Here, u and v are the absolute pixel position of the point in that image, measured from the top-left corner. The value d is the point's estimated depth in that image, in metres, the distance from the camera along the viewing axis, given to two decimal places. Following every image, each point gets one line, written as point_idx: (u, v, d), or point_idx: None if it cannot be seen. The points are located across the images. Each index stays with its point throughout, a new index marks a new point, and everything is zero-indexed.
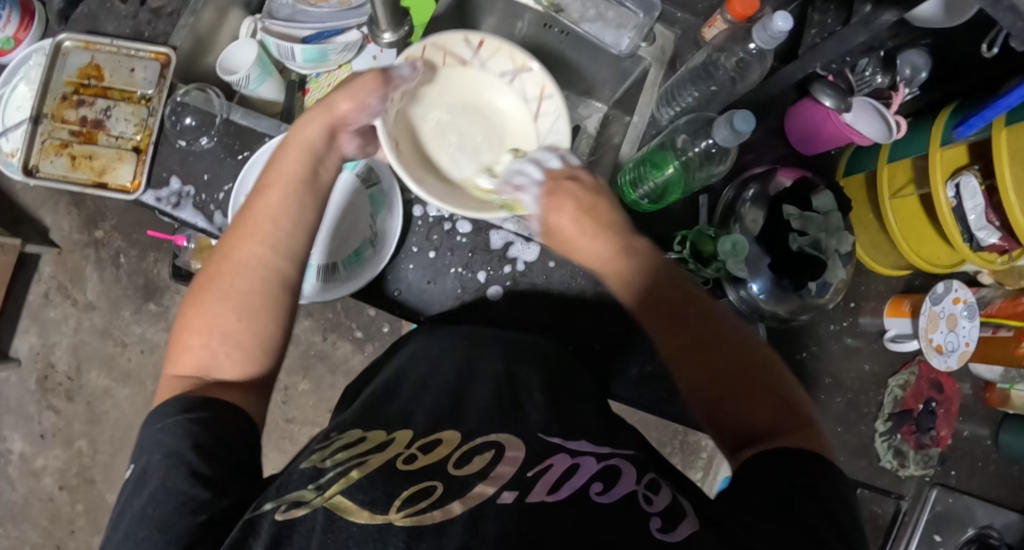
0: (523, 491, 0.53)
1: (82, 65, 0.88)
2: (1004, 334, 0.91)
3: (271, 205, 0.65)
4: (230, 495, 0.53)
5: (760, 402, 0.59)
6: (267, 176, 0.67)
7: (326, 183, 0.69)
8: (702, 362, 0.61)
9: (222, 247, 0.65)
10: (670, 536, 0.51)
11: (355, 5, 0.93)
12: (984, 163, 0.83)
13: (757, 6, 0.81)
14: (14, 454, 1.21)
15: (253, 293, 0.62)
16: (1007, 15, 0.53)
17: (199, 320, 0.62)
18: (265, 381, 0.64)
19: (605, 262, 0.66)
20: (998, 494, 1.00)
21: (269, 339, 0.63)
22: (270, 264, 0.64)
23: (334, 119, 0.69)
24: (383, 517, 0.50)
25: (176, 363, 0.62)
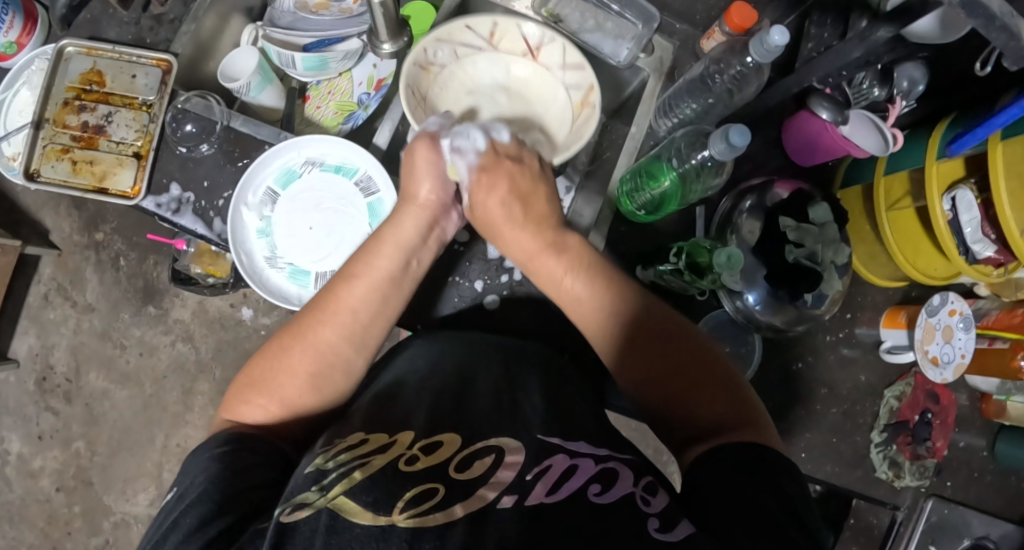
0: (523, 494, 0.54)
1: (84, 70, 0.88)
2: (999, 345, 0.91)
3: (353, 295, 0.69)
4: (240, 501, 0.55)
5: (704, 397, 0.63)
6: (356, 264, 0.71)
7: (409, 268, 0.73)
8: (650, 372, 0.66)
9: (299, 322, 0.69)
10: (668, 536, 0.51)
11: (357, 13, 0.94)
12: (981, 176, 0.83)
13: (755, 18, 0.82)
14: (12, 454, 1.21)
15: (318, 368, 0.68)
16: (1000, 34, 0.53)
17: (264, 384, 0.67)
18: (312, 435, 0.69)
19: (542, 262, 0.71)
20: (994, 505, 1.00)
21: (326, 408, 0.69)
22: (343, 348, 0.68)
23: (421, 208, 0.73)
24: (385, 520, 0.51)
25: (234, 412, 0.67)
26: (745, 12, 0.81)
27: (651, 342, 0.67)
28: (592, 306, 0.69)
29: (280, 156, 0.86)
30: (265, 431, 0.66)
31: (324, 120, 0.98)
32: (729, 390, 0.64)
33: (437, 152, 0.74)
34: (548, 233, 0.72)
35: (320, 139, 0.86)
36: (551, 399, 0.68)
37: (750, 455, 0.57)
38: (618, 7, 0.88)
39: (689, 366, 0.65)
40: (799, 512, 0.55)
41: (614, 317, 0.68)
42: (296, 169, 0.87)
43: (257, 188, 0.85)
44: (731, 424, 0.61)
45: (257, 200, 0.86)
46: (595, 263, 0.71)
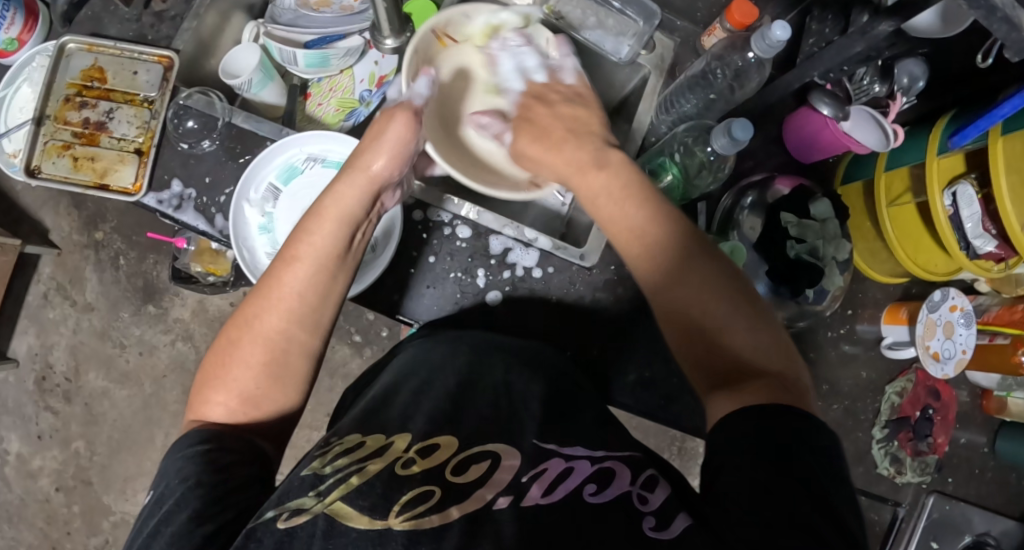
0: (519, 495, 0.53)
1: (86, 67, 0.88)
2: (1000, 341, 0.91)
3: (297, 279, 0.65)
4: (234, 507, 0.54)
5: (751, 334, 0.61)
6: (296, 244, 0.66)
7: (352, 245, 0.68)
8: (705, 315, 0.63)
9: (246, 306, 0.65)
10: (665, 534, 0.51)
11: (358, 10, 0.95)
12: (981, 172, 0.84)
13: (756, 15, 0.84)
14: (10, 454, 1.21)
15: (273, 356, 0.64)
16: (1000, 26, 0.53)
17: (222, 378, 0.63)
18: (282, 429, 0.66)
19: (587, 184, 0.70)
20: (994, 501, 1.00)
21: (287, 401, 0.65)
22: (295, 333, 0.65)
23: (366, 190, 0.68)
24: (382, 523, 0.51)
25: (199, 410, 0.64)
26: (746, 9, 0.83)
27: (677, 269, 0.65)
28: (643, 239, 0.66)
29: (282, 153, 0.86)
30: (229, 429, 0.62)
31: (325, 116, 0.98)
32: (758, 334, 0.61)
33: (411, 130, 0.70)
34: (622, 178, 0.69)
35: (320, 136, 0.86)
36: (552, 403, 0.68)
37: (777, 414, 0.54)
38: (619, 4, 0.88)
39: (724, 297, 0.63)
40: (821, 488, 0.51)
41: (631, 227, 0.68)
42: (299, 166, 0.86)
43: (259, 184, 0.85)
44: (774, 376, 0.59)
45: (259, 196, 0.85)
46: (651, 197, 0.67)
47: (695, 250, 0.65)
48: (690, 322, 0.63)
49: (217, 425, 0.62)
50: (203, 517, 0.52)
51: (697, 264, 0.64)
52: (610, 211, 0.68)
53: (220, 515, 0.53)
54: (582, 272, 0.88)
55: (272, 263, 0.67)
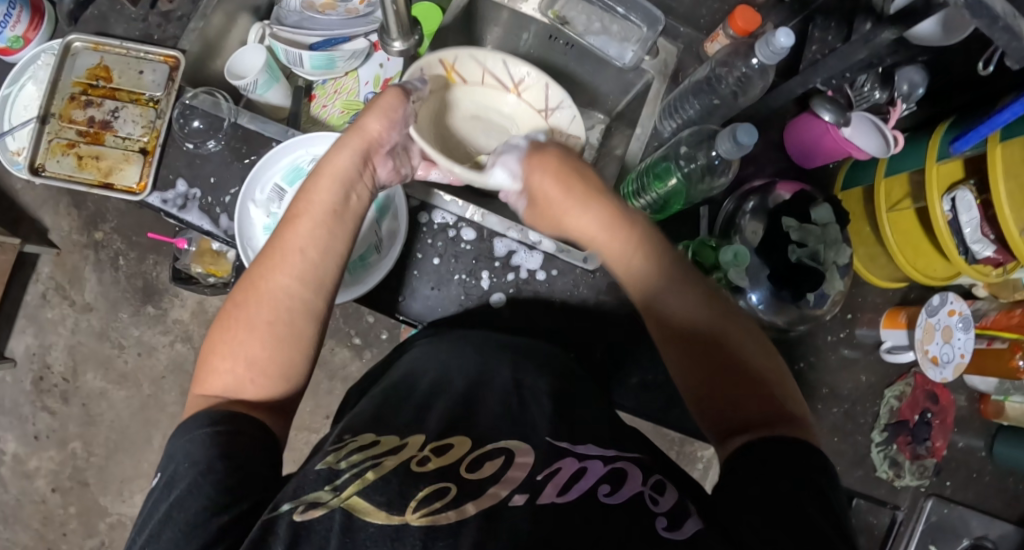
0: (534, 493, 0.53)
1: (91, 66, 0.89)
2: (998, 345, 0.92)
3: (299, 237, 0.67)
4: (250, 497, 0.54)
5: (767, 389, 0.62)
6: (298, 203, 0.68)
7: (352, 205, 0.70)
8: (716, 367, 0.63)
9: (252, 273, 0.66)
10: (677, 534, 0.52)
11: (363, 13, 0.95)
12: (980, 177, 0.85)
13: (759, 22, 0.84)
14: (6, 454, 1.20)
15: (278, 316, 0.64)
16: (1002, 35, 0.52)
17: (227, 345, 0.64)
18: (289, 404, 0.65)
19: (606, 239, 0.68)
20: (992, 505, 1.01)
21: (295, 363, 0.65)
22: (298, 291, 0.65)
23: (360, 151, 0.70)
24: (400, 519, 0.50)
25: (205, 386, 0.64)
26: (748, 16, 0.83)
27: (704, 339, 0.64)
28: (656, 293, 0.66)
29: (289, 153, 0.86)
30: (234, 400, 0.62)
31: (330, 119, 0.98)
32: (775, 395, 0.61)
33: (404, 105, 0.71)
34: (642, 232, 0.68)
35: (326, 136, 0.85)
36: (560, 397, 0.68)
37: (795, 452, 0.55)
38: (623, 10, 0.88)
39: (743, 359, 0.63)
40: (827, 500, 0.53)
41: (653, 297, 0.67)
42: (305, 167, 0.86)
43: (264, 185, 0.85)
44: (785, 422, 0.59)
45: (264, 197, 0.85)
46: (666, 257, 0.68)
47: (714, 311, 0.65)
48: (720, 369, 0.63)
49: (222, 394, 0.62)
50: (218, 507, 0.52)
51: (716, 328, 0.64)
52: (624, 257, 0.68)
53: (236, 505, 0.53)
54: (585, 275, 0.89)
55: (277, 227, 0.68)
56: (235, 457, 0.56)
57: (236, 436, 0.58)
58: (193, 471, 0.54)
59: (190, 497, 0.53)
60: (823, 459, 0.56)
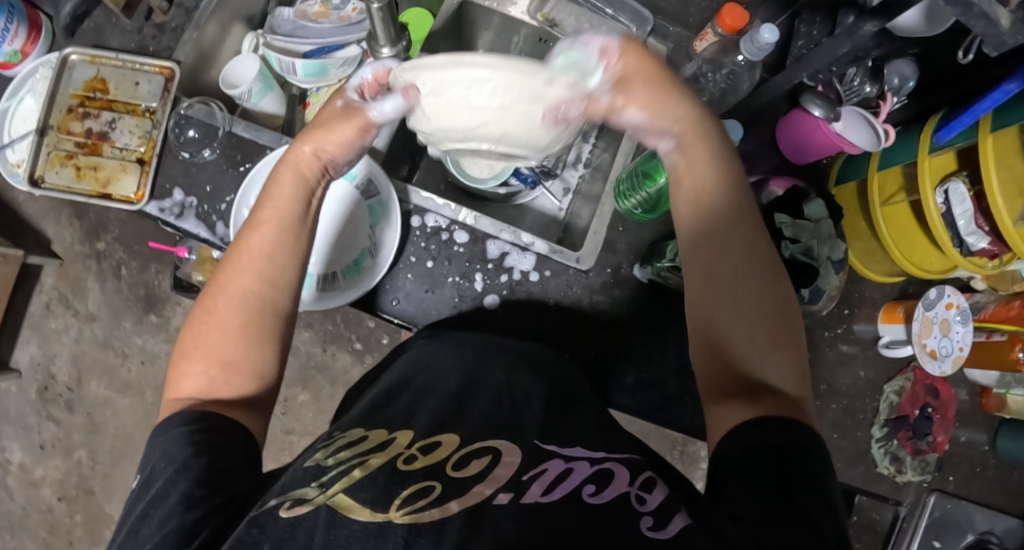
0: (519, 492, 0.53)
1: (88, 78, 0.90)
2: (998, 338, 0.92)
3: (263, 241, 0.67)
4: (224, 492, 0.55)
5: (779, 356, 0.62)
6: (262, 209, 0.69)
7: (312, 208, 0.70)
8: (742, 320, 0.63)
9: (219, 276, 0.67)
10: (661, 534, 0.51)
11: (355, 21, 0.96)
12: (973, 169, 0.85)
13: (747, 18, 0.82)
14: (13, 464, 1.22)
15: (248, 317, 0.65)
16: (977, 22, 0.53)
17: (197, 349, 0.64)
18: (265, 400, 0.66)
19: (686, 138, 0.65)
20: (997, 499, 0.99)
21: (265, 363, 0.66)
22: (265, 291, 0.66)
23: (313, 158, 0.70)
24: (383, 516, 0.51)
25: (177, 389, 0.64)
26: (736, 13, 0.81)
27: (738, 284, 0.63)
28: (720, 236, 0.64)
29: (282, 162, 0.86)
30: (206, 400, 0.63)
31: None
32: (788, 369, 0.62)
33: (363, 135, 0.69)
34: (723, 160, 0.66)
35: None
36: (556, 401, 0.69)
37: (787, 434, 0.56)
38: (612, 11, 0.89)
39: (771, 318, 0.63)
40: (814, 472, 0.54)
41: (705, 226, 0.65)
42: None
43: (260, 193, 0.85)
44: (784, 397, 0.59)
45: None
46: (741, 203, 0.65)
47: (763, 264, 0.64)
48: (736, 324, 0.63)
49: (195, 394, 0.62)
50: (193, 501, 0.53)
51: (763, 278, 0.64)
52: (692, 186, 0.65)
53: (209, 500, 0.54)
54: (578, 276, 0.89)
55: (240, 231, 0.69)
56: (220, 455, 0.58)
57: (212, 434, 0.59)
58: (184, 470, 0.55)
59: (169, 495, 0.54)
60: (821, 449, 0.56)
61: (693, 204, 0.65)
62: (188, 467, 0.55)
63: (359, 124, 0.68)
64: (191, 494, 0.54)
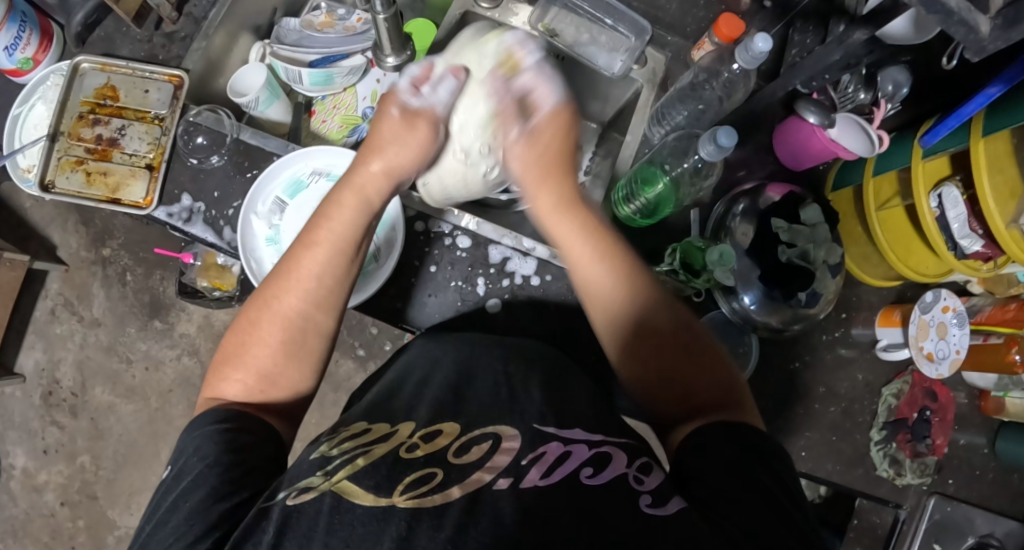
0: (518, 477, 0.55)
1: (99, 85, 0.92)
2: (994, 340, 0.93)
3: (315, 263, 0.68)
4: (252, 487, 0.56)
5: (700, 368, 0.67)
6: (314, 230, 0.70)
7: (365, 232, 0.71)
8: (660, 360, 0.68)
9: (264, 290, 0.68)
10: (661, 511, 0.53)
11: (360, 30, 0.99)
12: (965, 173, 0.86)
13: (742, 27, 0.85)
14: (16, 469, 1.22)
15: (291, 337, 0.66)
16: (958, 29, 0.54)
17: (241, 357, 0.66)
18: (295, 410, 0.68)
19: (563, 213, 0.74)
20: (997, 502, 1.00)
21: (302, 381, 0.67)
22: (312, 313, 0.67)
23: (377, 171, 0.74)
24: (387, 500, 0.52)
25: (215, 390, 0.66)
26: (733, 23, 0.84)
27: (657, 347, 0.69)
28: (615, 300, 0.70)
29: (289, 166, 0.88)
30: (245, 406, 0.64)
31: (329, 133, 1.01)
32: (719, 374, 0.68)
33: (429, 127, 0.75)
34: (590, 221, 0.73)
35: (327, 150, 0.88)
36: (552, 392, 0.68)
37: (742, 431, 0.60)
38: (611, 20, 0.93)
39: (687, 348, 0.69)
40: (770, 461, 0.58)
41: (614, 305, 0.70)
42: (304, 179, 0.89)
43: (266, 197, 0.87)
44: (722, 399, 0.65)
45: (266, 208, 0.88)
46: (623, 256, 0.72)
47: (659, 300, 0.70)
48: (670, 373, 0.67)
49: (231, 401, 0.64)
50: (221, 495, 0.54)
51: (659, 318, 0.69)
52: (581, 256, 0.72)
53: (239, 493, 0.55)
54: None
55: (291, 249, 0.69)
56: (246, 453, 0.59)
57: (241, 434, 0.60)
58: (204, 464, 0.57)
59: (194, 487, 0.55)
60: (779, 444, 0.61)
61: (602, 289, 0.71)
62: (224, 465, 0.57)
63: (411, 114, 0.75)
64: (205, 487, 0.55)
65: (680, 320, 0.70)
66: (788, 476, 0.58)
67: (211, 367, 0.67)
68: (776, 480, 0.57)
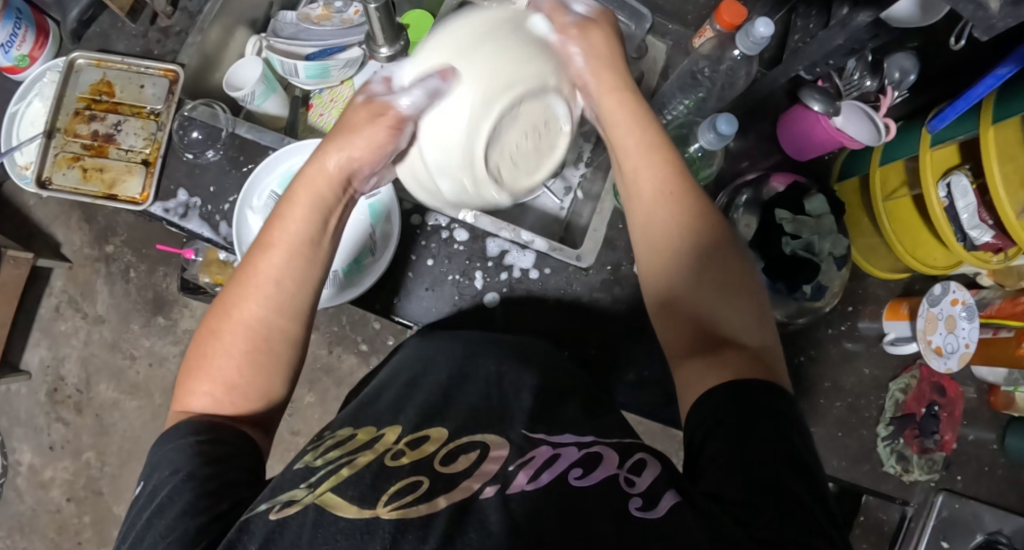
0: (505, 484, 0.53)
1: (94, 81, 0.92)
2: (1004, 334, 0.91)
3: (274, 267, 0.65)
4: (230, 499, 0.55)
5: (736, 307, 0.63)
6: (272, 231, 0.66)
7: (328, 228, 0.68)
8: (690, 290, 0.64)
9: (224, 298, 0.66)
10: (651, 513, 0.51)
11: (357, 23, 0.97)
12: (975, 163, 0.84)
13: (745, 14, 0.80)
14: (23, 465, 1.23)
15: (253, 344, 0.64)
16: (966, 4, 0.52)
17: (206, 367, 0.64)
18: (271, 418, 0.67)
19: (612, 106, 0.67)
20: (1006, 499, 0.98)
21: (272, 386, 0.66)
22: (272, 319, 0.65)
23: (338, 172, 0.66)
24: (370, 513, 0.51)
25: (183, 402, 0.64)
26: (735, 9, 0.79)
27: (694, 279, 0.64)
28: (663, 227, 0.65)
29: (284, 160, 0.87)
30: (217, 416, 0.63)
31: (326, 126, 0.99)
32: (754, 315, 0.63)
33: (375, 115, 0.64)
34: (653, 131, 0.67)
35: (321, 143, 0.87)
36: (541, 394, 0.67)
37: (772, 421, 0.55)
38: (609, 10, 0.89)
39: (720, 282, 0.64)
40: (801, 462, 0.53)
41: (655, 224, 0.66)
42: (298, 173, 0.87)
43: (260, 192, 0.86)
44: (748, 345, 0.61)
45: (262, 203, 0.87)
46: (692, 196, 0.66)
47: (699, 229, 0.65)
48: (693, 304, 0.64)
49: (202, 413, 0.63)
50: (202, 505, 0.54)
51: (700, 246, 0.64)
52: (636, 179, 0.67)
53: (214, 508, 0.54)
54: (578, 273, 0.89)
55: (249, 253, 0.67)
56: (221, 463, 0.58)
57: (217, 444, 0.60)
58: (176, 477, 0.56)
59: (173, 499, 0.54)
60: (802, 423, 0.56)
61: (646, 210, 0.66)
62: (195, 476, 0.56)
63: (370, 105, 0.65)
64: (185, 498, 0.54)
65: (730, 248, 0.65)
66: (814, 468, 0.54)
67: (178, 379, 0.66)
68: (795, 471, 0.52)
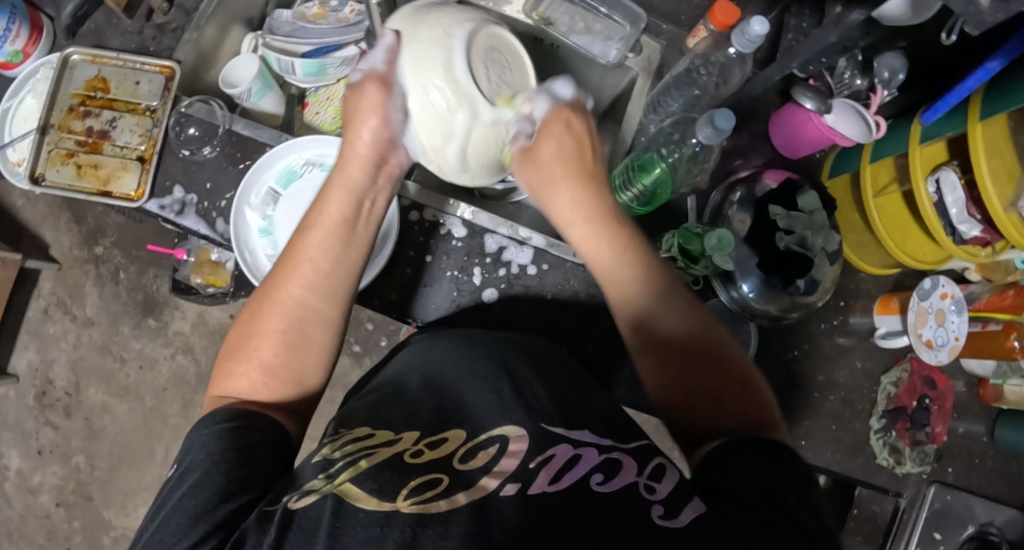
0: (526, 483, 0.53)
1: (89, 77, 0.91)
2: (993, 327, 0.93)
3: (311, 247, 0.69)
4: (258, 489, 0.55)
5: (733, 400, 0.62)
6: (311, 216, 0.71)
7: (363, 218, 0.72)
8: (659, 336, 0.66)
9: (266, 284, 0.69)
10: (673, 522, 0.51)
11: (353, 22, 0.96)
12: (963, 159, 0.86)
13: (737, 13, 0.81)
14: (11, 470, 1.21)
15: (291, 326, 0.66)
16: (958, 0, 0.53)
17: (244, 351, 0.66)
18: (305, 408, 0.67)
19: (578, 221, 0.70)
20: (996, 490, 0.99)
21: (307, 374, 0.67)
22: (311, 301, 0.67)
23: (368, 153, 0.73)
24: (390, 505, 0.51)
25: (221, 387, 0.66)
26: (728, 10, 0.80)
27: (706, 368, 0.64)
28: (631, 303, 0.67)
29: (281, 158, 0.87)
30: (250, 403, 0.64)
31: (322, 125, 0.98)
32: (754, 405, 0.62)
33: (387, 95, 0.71)
34: (612, 228, 0.69)
35: (321, 140, 0.87)
36: (553, 384, 0.68)
37: (769, 446, 0.57)
38: (606, 10, 0.91)
39: (722, 378, 0.63)
40: (799, 484, 0.54)
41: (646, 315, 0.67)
42: (298, 170, 0.87)
43: (259, 188, 0.86)
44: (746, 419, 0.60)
45: (260, 200, 0.87)
46: (642, 254, 0.69)
47: (671, 301, 0.67)
48: (686, 389, 0.64)
49: (239, 397, 0.64)
50: (228, 493, 0.54)
51: (695, 343, 0.65)
52: (594, 249, 0.69)
53: (243, 494, 0.54)
54: (576, 269, 0.90)
55: (290, 240, 0.71)
56: (255, 451, 0.58)
57: (252, 433, 0.60)
58: (209, 460, 0.56)
59: (201, 485, 0.54)
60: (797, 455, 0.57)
61: (636, 296, 0.67)
62: (226, 459, 0.56)
63: (378, 80, 0.71)
64: (214, 483, 0.54)
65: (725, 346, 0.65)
66: (814, 492, 0.55)
67: (215, 366, 0.68)
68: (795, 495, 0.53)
